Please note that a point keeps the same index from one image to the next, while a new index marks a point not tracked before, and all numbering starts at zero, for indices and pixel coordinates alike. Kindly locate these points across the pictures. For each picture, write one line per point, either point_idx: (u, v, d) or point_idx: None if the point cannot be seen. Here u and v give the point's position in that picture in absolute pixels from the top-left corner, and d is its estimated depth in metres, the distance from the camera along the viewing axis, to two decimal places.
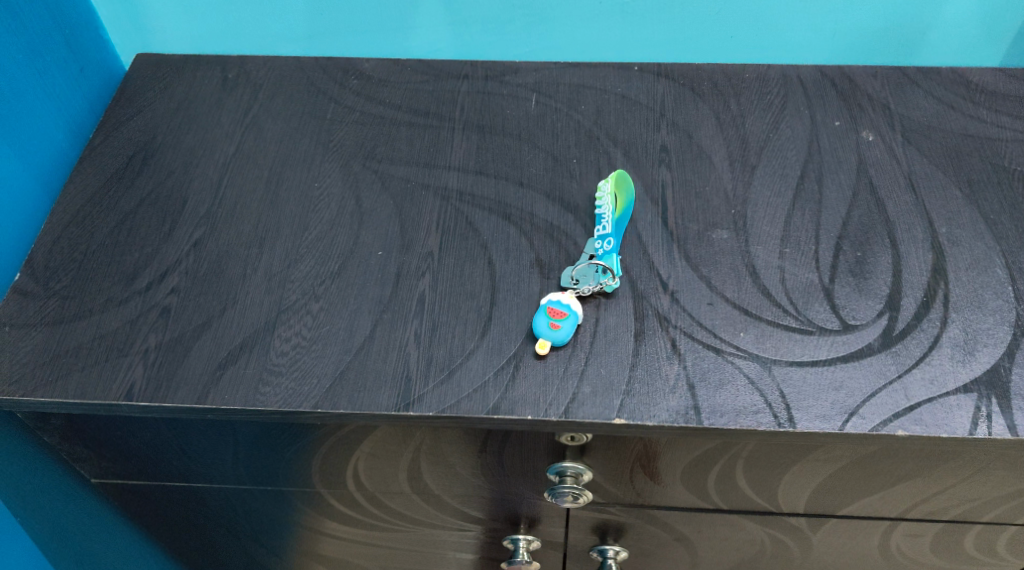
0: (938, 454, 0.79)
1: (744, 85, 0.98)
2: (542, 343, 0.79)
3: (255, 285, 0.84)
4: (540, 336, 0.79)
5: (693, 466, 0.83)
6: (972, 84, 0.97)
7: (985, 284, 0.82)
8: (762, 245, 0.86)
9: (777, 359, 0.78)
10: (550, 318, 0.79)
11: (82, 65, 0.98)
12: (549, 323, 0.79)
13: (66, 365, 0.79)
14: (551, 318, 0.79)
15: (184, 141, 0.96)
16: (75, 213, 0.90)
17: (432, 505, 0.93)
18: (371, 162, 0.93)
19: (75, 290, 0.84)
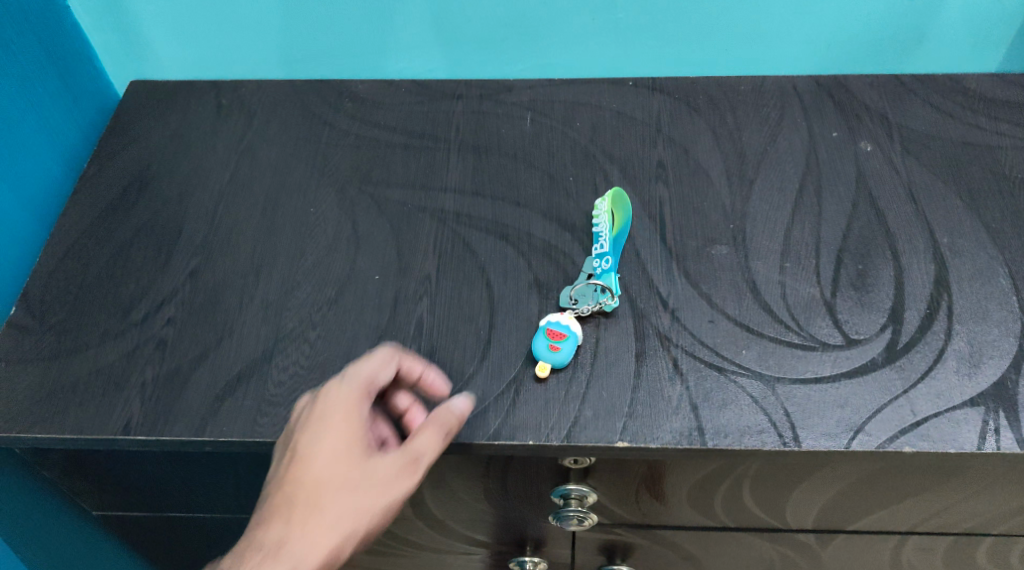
0: (946, 470, 0.78)
1: (740, 98, 0.98)
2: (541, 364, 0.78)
3: (252, 314, 0.83)
4: (540, 358, 0.78)
5: (698, 486, 0.82)
6: (970, 92, 0.96)
7: (989, 295, 0.81)
8: (762, 260, 0.85)
9: (780, 377, 0.77)
10: (549, 340, 0.79)
11: (74, 96, 0.97)
12: (549, 344, 0.78)
13: (63, 401, 0.79)
14: (550, 340, 0.79)
15: (179, 169, 0.95)
16: (70, 245, 0.89)
17: (436, 530, 0.92)
18: (366, 186, 0.93)
19: (71, 324, 0.84)
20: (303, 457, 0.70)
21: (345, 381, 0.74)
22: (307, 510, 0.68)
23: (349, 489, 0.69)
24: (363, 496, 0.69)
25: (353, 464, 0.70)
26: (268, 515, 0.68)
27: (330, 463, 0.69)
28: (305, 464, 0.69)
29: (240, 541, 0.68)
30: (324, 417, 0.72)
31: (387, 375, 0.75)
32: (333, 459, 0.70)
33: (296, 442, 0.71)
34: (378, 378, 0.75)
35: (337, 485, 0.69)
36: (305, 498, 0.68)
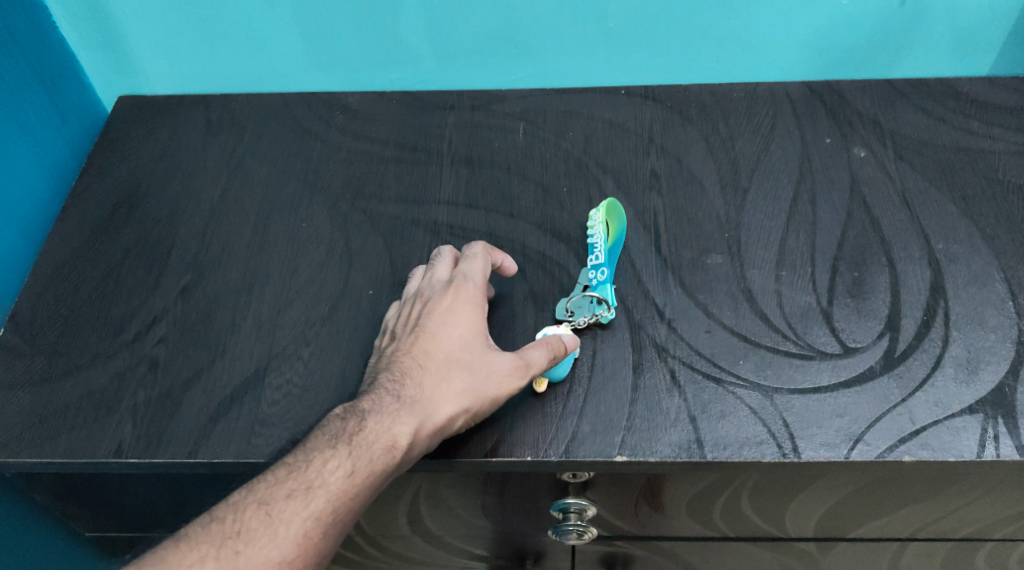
0: (946, 477, 0.78)
1: (732, 106, 0.97)
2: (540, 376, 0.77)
3: (245, 333, 0.83)
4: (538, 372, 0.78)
5: (698, 498, 0.81)
6: (961, 96, 0.96)
7: (986, 300, 0.81)
8: (758, 270, 0.84)
9: (778, 388, 0.77)
10: None
11: (63, 113, 0.96)
12: None
13: (55, 425, 0.78)
14: None
15: (169, 186, 0.94)
16: (60, 266, 0.89)
17: (435, 545, 0.92)
18: (358, 200, 0.92)
19: (61, 345, 0.83)
20: (435, 331, 0.76)
21: (470, 277, 0.79)
22: (438, 375, 0.73)
23: (478, 366, 0.74)
24: (486, 373, 0.74)
25: (478, 345, 0.76)
26: (405, 375, 0.73)
27: (457, 342, 0.75)
28: (436, 337, 0.75)
29: (373, 388, 0.73)
30: (455, 302, 0.77)
31: (487, 277, 0.81)
32: (461, 335, 0.76)
33: (424, 318, 0.77)
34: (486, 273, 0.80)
35: (465, 359, 0.74)
36: (437, 364, 0.74)
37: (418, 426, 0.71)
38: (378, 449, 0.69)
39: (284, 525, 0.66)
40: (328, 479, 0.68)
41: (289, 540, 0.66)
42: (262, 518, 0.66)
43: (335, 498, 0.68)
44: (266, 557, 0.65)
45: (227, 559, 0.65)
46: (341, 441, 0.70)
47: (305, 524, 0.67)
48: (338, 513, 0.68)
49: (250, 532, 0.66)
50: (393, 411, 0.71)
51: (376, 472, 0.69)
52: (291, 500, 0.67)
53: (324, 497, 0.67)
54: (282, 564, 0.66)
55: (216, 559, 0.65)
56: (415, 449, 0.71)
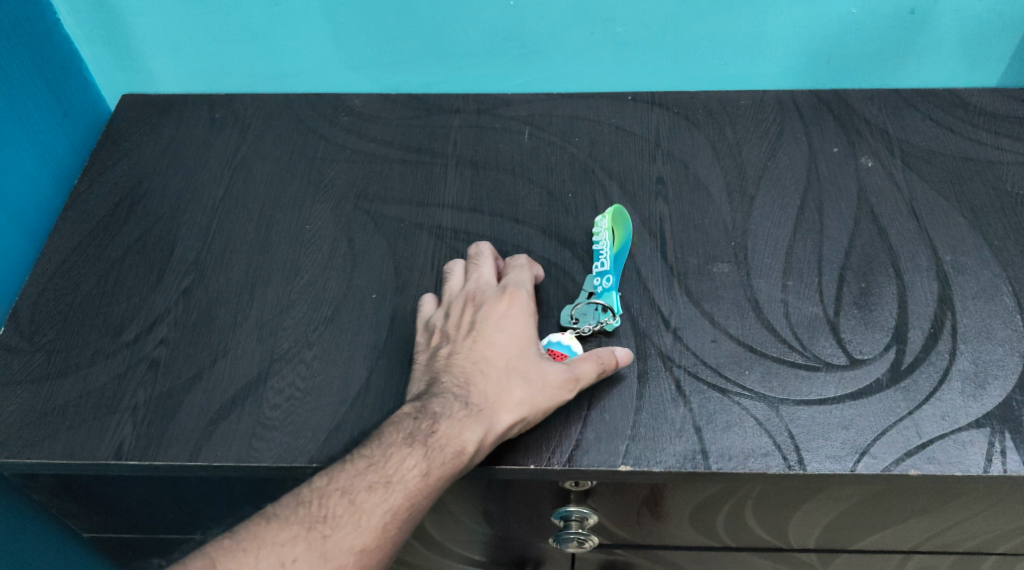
0: (951, 491, 0.77)
1: (739, 112, 0.97)
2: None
3: (246, 334, 0.82)
4: None
5: (700, 507, 0.81)
6: (970, 106, 0.95)
7: (993, 313, 0.81)
8: (764, 278, 0.84)
9: (784, 399, 0.76)
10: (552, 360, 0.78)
11: (65, 109, 0.95)
12: None
13: (53, 425, 0.77)
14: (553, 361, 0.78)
15: (171, 185, 0.94)
16: (60, 263, 0.88)
17: (434, 550, 0.91)
18: (362, 202, 0.91)
19: (61, 344, 0.82)
20: (494, 336, 0.76)
21: (521, 284, 0.80)
22: (501, 381, 0.73)
23: (538, 372, 0.74)
24: (546, 380, 0.74)
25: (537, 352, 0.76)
26: (469, 379, 0.73)
27: (517, 348, 0.75)
28: (496, 342, 0.75)
29: (439, 388, 0.73)
30: (511, 308, 0.78)
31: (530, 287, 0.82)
32: (520, 340, 0.76)
33: (481, 322, 0.77)
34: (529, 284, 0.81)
35: (526, 365, 0.74)
36: (500, 369, 0.74)
37: (485, 431, 0.71)
38: (449, 451, 0.70)
39: (367, 515, 0.67)
40: (404, 475, 0.68)
41: (370, 531, 0.67)
42: (346, 507, 0.67)
43: (410, 494, 0.68)
44: (348, 546, 0.66)
45: (314, 545, 0.66)
46: (413, 439, 0.70)
47: (384, 516, 0.67)
48: (412, 508, 0.68)
49: (335, 519, 0.67)
50: (461, 414, 0.71)
51: (448, 472, 0.69)
52: (370, 492, 0.68)
53: (400, 492, 0.68)
54: (363, 553, 0.66)
55: (304, 543, 0.66)
56: (480, 453, 0.71)
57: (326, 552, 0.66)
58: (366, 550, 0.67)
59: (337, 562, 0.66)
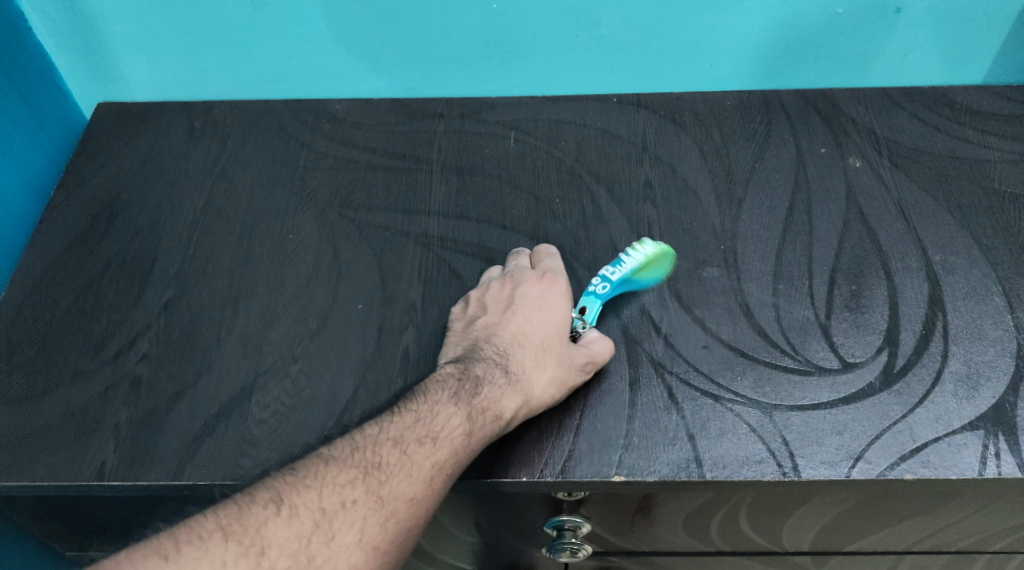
0: (945, 493, 0.77)
1: (726, 114, 0.96)
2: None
3: (231, 348, 0.81)
4: None
5: (694, 514, 0.80)
6: (956, 104, 0.95)
7: (984, 314, 0.80)
8: (754, 282, 0.83)
9: (777, 404, 0.76)
10: None
11: (40, 121, 0.94)
12: None
13: (33, 446, 0.76)
14: None
15: (150, 197, 0.92)
16: (38, 279, 0.86)
17: (425, 561, 0.90)
18: (347, 210, 0.90)
19: (40, 363, 0.80)
20: (531, 312, 0.78)
21: (557, 269, 0.82)
22: (536, 353, 0.75)
23: (572, 351, 0.76)
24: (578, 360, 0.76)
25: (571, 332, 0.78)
26: (507, 350, 0.75)
27: (553, 326, 0.77)
28: (533, 319, 0.78)
29: (480, 357, 0.75)
30: (549, 289, 0.80)
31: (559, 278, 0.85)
32: (556, 319, 0.78)
33: (519, 299, 0.79)
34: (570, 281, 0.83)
35: (561, 342, 0.77)
36: (537, 345, 0.76)
37: (522, 399, 0.73)
38: (489, 416, 0.71)
39: (417, 466, 0.67)
40: (448, 433, 0.69)
41: (419, 482, 0.67)
42: (399, 456, 0.67)
43: (454, 453, 0.69)
44: (400, 495, 0.66)
45: (372, 487, 0.65)
46: (457, 400, 0.71)
47: (432, 470, 0.68)
48: (456, 467, 0.69)
49: (388, 466, 0.67)
50: (501, 382, 0.73)
51: (487, 435, 0.71)
52: (418, 445, 0.68)
53: (445, 450, 0.69)
54: (413, 502, 0.66)
55: (362, 486, 0.65)
56: (516, 421, 0.73)
57: (382, 496, 0.65)
58: (417, 500, 0.66)
59: (391, 508, 0.65)
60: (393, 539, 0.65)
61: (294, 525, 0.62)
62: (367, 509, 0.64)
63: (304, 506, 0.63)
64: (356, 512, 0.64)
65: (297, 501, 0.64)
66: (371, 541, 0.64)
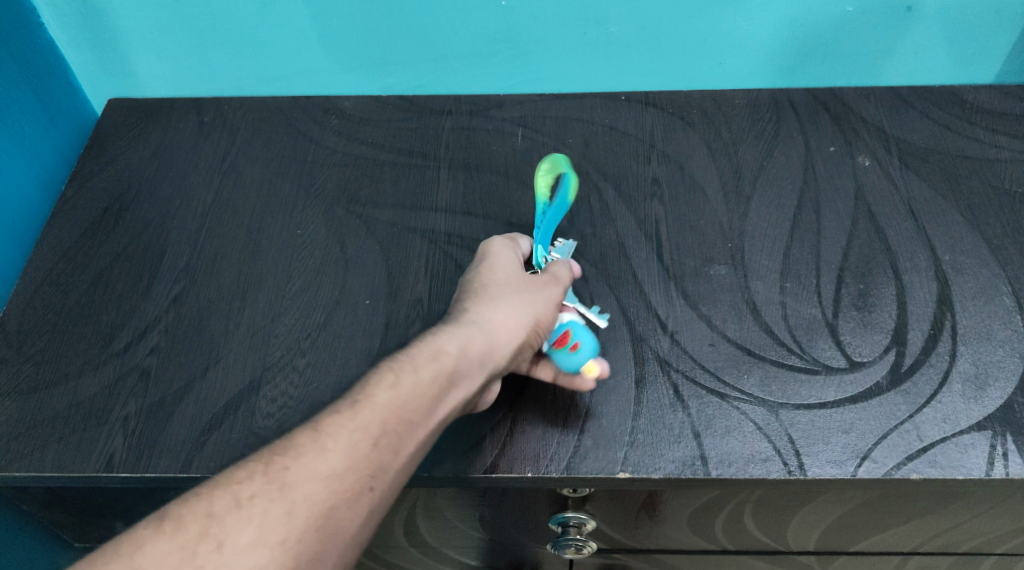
0: (952, 494, 0.76)
1: (734, 112, 0.96)
2: (586, 364, 0.75)
3: (238, 342, 0.81)
4: (581, 364, 0.74)
5: (699, 512, 0.80)
6: (967, 104, 0.94)
7: (993, 313, 0.80)
8: (761, 280, 0.83)
9: (784, 403, 0.76)
10: (566, 346, 0.75)
11: (52, 114, 0.94)
12: (571, 351, 0.74)
13: (42, 436, 0.76)
14: (568, 347, 0.75)
15: (160, 190, 0.92)
16: (48, 271, 0.87)
17: (429, 556, 0.90)
18: (354, 206, 0.90)
19: (50, 354, 0.81)
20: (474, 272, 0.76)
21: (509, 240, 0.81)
22: (478, 322, 0.70)
23: (515, 291, 0.73)
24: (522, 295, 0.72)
25: (534, 302, 0.72)
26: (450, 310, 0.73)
27: (493, 273, 0.75)
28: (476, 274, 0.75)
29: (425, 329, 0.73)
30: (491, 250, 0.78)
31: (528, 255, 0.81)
32: (494, 276, 0.74)
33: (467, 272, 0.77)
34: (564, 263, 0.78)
35: (510, 310, 0.71)
36: (475, 290, 0.73)
37: (462, 369, 0.68)
38: (423, 386, 0.66)
39: (333, 440, 0.63)
40: (369, 408, 0.64)
41: (339, 460, 0.62)
42: (310, 436, 0.63)
43: (381, 429, 0.64)
44: (312, 478, 0.61)
45: (274, 475, 0.61)
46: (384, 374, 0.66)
47: (351, 449, 0.62)
48: (387, 443, 0.64)
49: (298, 448, 0.62)
50: (435, 351, 0.67)
51: (420, 408, 0.65)
52: (338, 421, 0.63)
53: (369, 426, 0.64)
54: (331, 481, 0.61)
55: (262, 477, 0.61)
56: (460, 394, 0.68)
57: (285, 483, 0.61)
58: (337, 480, 0.61)
59: (300, 492, 0.60)
60: (306, 526, 0.60)
61: (178, 538, 0.59)
62: (267, 501, 0.60)
63: (190, 516, 0.59)
64: (255, 508, 0.60)
65: (183, 512, 0.60)
66: (273, 535, 0.59)
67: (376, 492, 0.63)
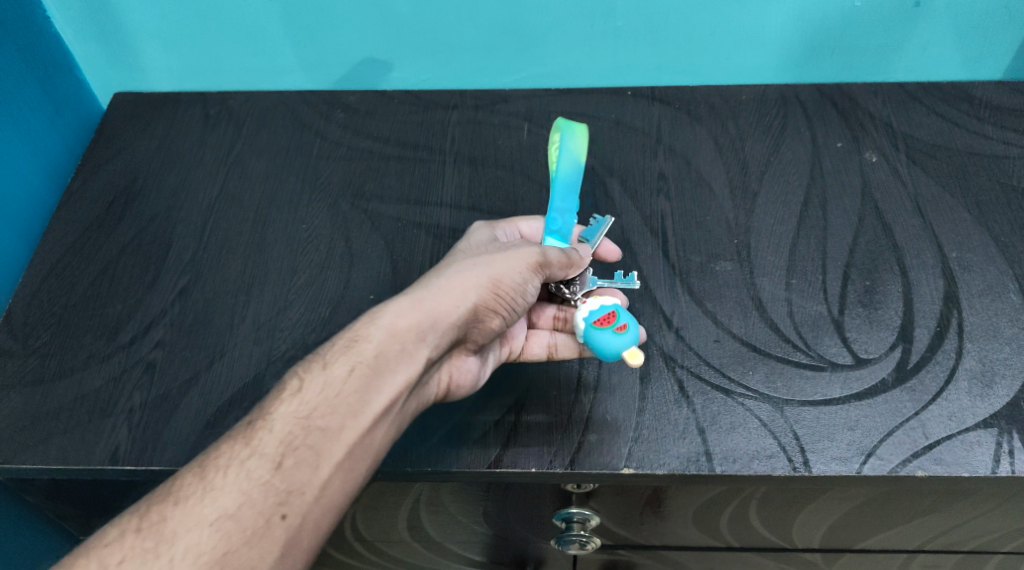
0: (958, 492, 0.76)
1: (741, 107, 0.95)
2: (625, 350, 0.71)
3: (243, 335, 0.81)
4: (625, 351, 0.71)
5: (703, 508, 0.80)
6: (975, 100, 0.94)
7: (1000, 311, 0.79)
8: (768, 276, 0.83)
9: (789, 399, 0.75)
10: (613, 327, 0.72)
11: (57, 107, 0.94)
12: (614, 331, 0.72)
13: (48, 428, 0.76)
14: (614, 328, 0.72)
15: (166, 183, 0.92)
16: (54, 263, 0.87)
17: (433, 551, 0.90)
18: (359, 200, 0.90)
19: (55, 347, 0.81)
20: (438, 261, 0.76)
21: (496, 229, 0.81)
22: (403, 315, 0.67)
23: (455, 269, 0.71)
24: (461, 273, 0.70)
25: (483, 284, 0.70)
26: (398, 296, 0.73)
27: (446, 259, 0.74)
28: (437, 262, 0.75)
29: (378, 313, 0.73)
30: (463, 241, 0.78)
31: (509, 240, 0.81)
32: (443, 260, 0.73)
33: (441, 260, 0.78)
34: (571, 247, 0.77)
35: (441, 300, 0.68)
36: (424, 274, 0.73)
37: (380, 370, 0.65)
38: (332, 396, 0.63)
39: (221, 475, 0.60)
40: (267, 433, 0.62)
41: (233, 496, 0.59)
42: (195, 479, 0.60)
43: (282, 453, 0.61)
44: (194, 525, 0.58)
45: (148, 531, 0.58)
46: (291, 389, 0.64)
47: (247, 481, 0.60)
48: (293, 466, 0.61)
49: (180, 495, 0.60)
50: (346, 356, 0.65)
51: (330, 407, 0.63)
52: (234, 450, 0.61)
53: (270, 451, 0.61)
54: (219, 522, 0.59)
55: (135, 536, 0.58)
56: (384, 394, 0.65)
57: (162, 538, 0.58)
58: (234, 519, 0.59)
59: (183, 542, 0.58)
60: None
61: None
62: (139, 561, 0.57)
63: None
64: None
65: None
66: None
67: (290, 520, 0.60)
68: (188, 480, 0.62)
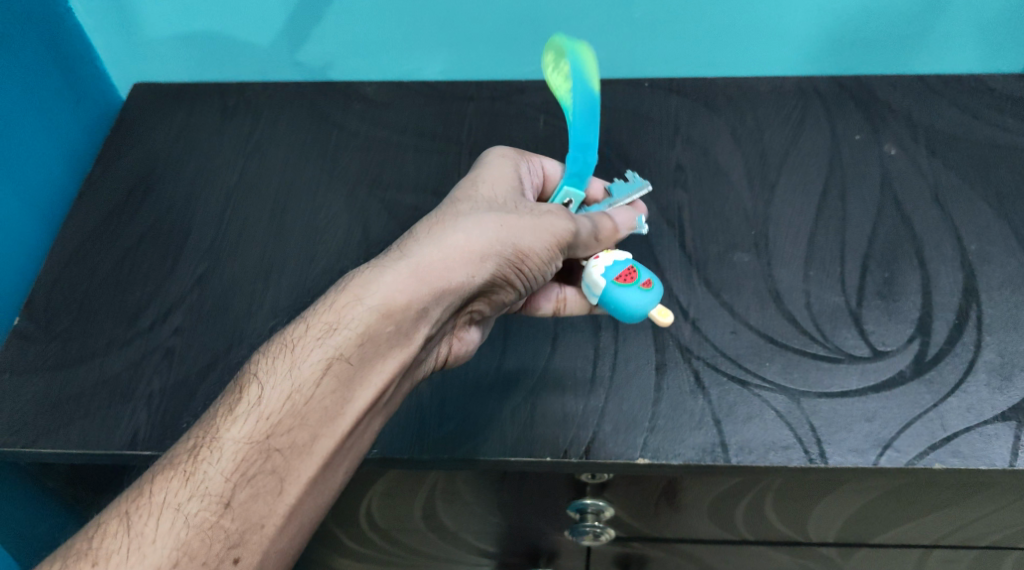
0: (976, 485, 0.75)
1: (760, 98, 0.95)
2: (654, 308, 0.74)
3: (261, 323, 0.81)
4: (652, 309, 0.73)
5: (718, 500, 0.80)
6: (996, 92, 0.93)
7: (1020, 304, 0.79)
8: (785, 268, 0.82)
9: (806, 391, 0.75)
10: (640, 283, 0.74)
11: (78, 97, 0.94)
12: (641, 286, 0.74)
13: (68, 413, 0.77)
14: (641, 284, 0.74)
15: (185, 173, 0.93)
16: (75, 251, 0.88)
17: (447, 540, 0.90)
18: (376, 190, 0.91)
19: (76, 333, 0.82)
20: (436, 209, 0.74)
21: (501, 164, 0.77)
22: (390, 302, 0.66)
23: (448, 242, 0.69)
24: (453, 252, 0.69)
25: (478, 268, 0.69)
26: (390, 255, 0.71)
27: (442, 218, 0.71)
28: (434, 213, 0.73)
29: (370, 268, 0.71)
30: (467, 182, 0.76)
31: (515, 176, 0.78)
32: (436, 223, 0.71)
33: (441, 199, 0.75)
34: (603, 218, 0.75)
35: (435, 285, 0.68)
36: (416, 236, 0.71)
37: (358, 370, 0.65)
38: (298, 408, 0.64)
39: (152, 525, 0.61)
40: (214, 464, 0.62)
41: (168, 550, 0.60)
42: (122, 529, 0.61)
43: (231, 489, 0.62)
44: None
45: None
46: (248, 402, 0.64)
47: (186, 529, 0.61)
48: (249, 500, 0.62)
49: (107, 551, 0.60)
50: (319, 356, 0.65)
51: (295, 421, 0.64)
52: (174, 491, 0.62)
53: (217, 488, 0.62)
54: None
55: None
56: (363, 394, 0.65)
57: None
58: None
59: None
60: None
61: None
62: None
63: None
64: None
65: None
66: None
67: (243, 562, 0.61)
68: (202, 467, 0.62)
